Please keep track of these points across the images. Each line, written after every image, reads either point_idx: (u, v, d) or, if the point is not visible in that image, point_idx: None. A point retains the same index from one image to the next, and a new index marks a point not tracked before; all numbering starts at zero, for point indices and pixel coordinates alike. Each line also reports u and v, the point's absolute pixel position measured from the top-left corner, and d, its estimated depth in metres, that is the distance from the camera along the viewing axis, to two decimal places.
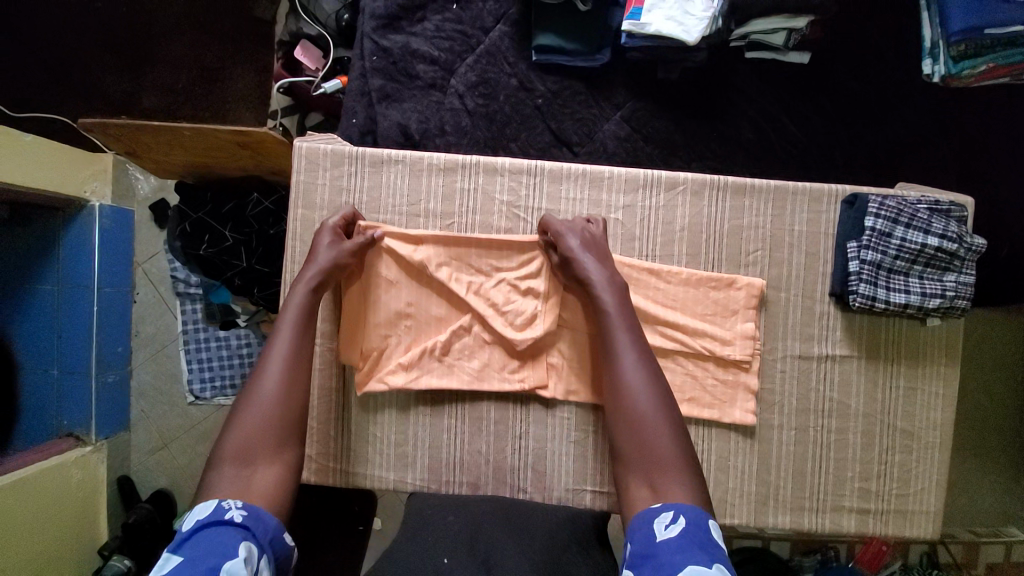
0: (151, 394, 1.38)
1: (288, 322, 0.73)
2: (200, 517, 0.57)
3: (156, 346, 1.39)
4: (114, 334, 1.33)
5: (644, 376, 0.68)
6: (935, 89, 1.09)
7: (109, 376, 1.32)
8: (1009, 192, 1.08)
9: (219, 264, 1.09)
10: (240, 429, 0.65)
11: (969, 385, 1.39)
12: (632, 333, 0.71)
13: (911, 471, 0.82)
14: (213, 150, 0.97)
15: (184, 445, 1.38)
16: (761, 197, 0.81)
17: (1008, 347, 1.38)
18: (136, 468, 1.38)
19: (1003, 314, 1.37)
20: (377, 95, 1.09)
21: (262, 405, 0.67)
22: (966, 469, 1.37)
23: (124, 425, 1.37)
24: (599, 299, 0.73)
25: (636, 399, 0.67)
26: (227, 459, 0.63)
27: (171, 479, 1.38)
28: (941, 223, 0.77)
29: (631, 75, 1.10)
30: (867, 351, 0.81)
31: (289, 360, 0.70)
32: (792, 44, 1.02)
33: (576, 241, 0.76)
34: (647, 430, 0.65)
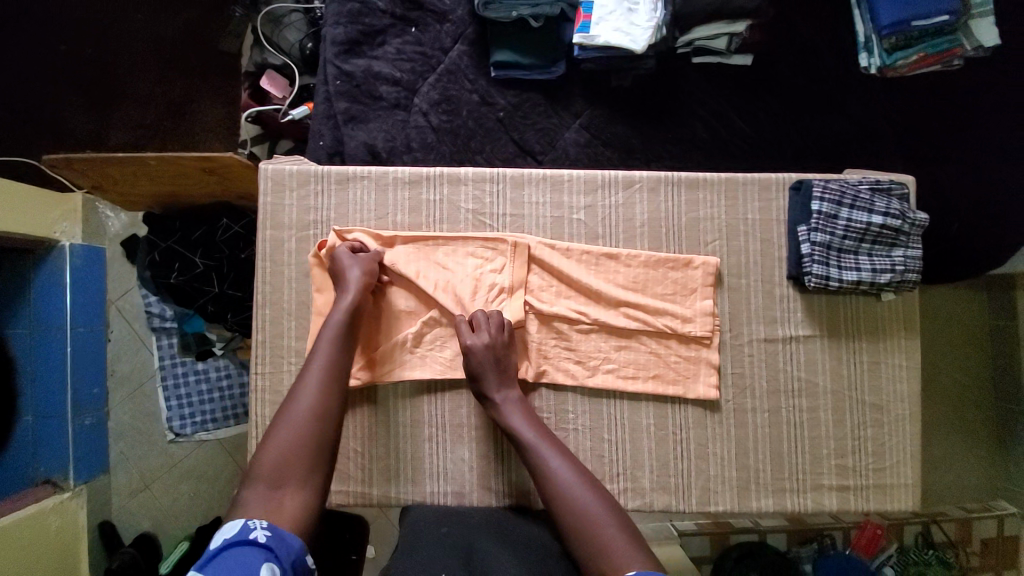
0: (130, 434, 1.35)
1: (323, 345, 0.75)
2: (226, 536, 0.58)
3: (134, 384, 1.36)
4: (90, 375, 1.31)
5: (572, 468, 0.73)
6: (871, 81, 1.16)
7: (87, 418, 1.29)
8: (950, 171, 1.15)
9: (191, 292, 1.07)
10: (273, 449, 0.67)
11: (943, 362, 1.43)
12: (541, 434, 0.76)
13: (884, 445, 0.84)
14: (181, 179, 0.98)
15: (167, 484, 1.34)
16: (714, 189, 0.84)
17: (974, 323, 1.43)
18: (118, 512, 1.33)
19: (963, 291, 1.43)
20: (343, 117, 1.12)
21: (292, 430, 0.69)
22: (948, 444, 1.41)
23: (103, 468, 1.33)
24: (508, 415, 0.77)
25: (569, 495, 0.71)
26: (262, 482, 0.65)
27: (154, 521, 1.34)
28: (883, 202, 0.81)
29: (586, 84, 1.15)
30: (828, 328, 0.84)
31: (320, 380, 0.72)
32: (735, 47, 1.08)
33: (478, 360, 0.77)
34: (590, 521, 0.69)
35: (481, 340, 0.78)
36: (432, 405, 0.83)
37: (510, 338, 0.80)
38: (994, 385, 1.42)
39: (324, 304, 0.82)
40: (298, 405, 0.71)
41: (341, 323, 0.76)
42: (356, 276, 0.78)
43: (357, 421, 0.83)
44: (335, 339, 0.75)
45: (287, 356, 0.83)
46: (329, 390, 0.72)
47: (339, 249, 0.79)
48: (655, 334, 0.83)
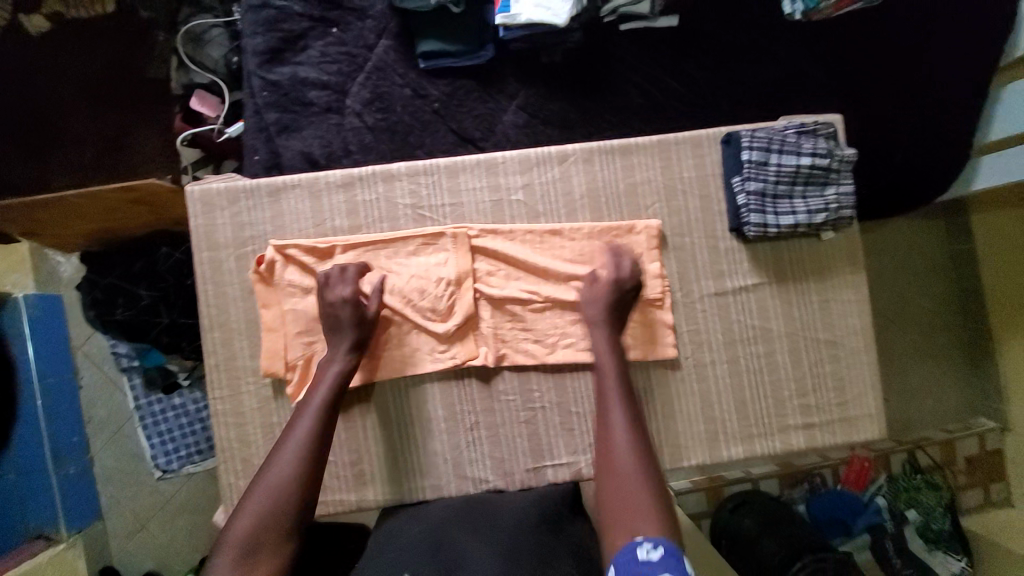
0: (118, 476, 1.33)
1: (310, 408, 0.74)
2: None
3: (113, 428, 1.33)
4: (66, 424, 1.28)
5: (631, 431, 0.73)
6: (798, 25, 1.17)
7: (69, 468, 1.27)
8: (884, 106, 1.17)
9: (141, 326, 1.04)
10: (247, 513, 0.68)
11: (911, 294, 1.45)
12: (620, 387, 0.77)
13: (844, 379, 0.86)
14: (112, 214, 0.96)
15: (162, 522, 1.32)
16: (647, 152, 0.85)
17: (935, 252, 1.45)
18: (117, 555, 1.31)
19: (920, 220, 1.45)
20: (275, 128, 1.09)
21: (262, 495, 0.69)
22: (925, 372, 1.44)
23: (96, 515, 1.30)
24: (602, 360, 0.79)
25: (615, 452, 0.72)
26: (229, 551, 0.66)
27: (157, 559, 1.32)
28: (810, 143, 0.82)
29: (518, 64, 1.14)
30: (775, 274, 0.85)
31: (300, 446, 0.72)
32: (659, 10, 1.09)
33: (595, 306, 0.80)
34: (632, 477, 0.70)
35: (615, 278, 0.81)
36: (398, 406, 0.83)
37: (636, 288, 0.82)
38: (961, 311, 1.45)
39: (272, 319, 0.81)
40: (277, 465, 0.71)
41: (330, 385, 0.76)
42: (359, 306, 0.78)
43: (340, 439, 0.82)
44: (322, 394, 0.75)
45: (243, 378, 0.82)
46: (309, 457, 0.71)
47: (331, 290, 0.79)
48: (608, 301, 0.84)
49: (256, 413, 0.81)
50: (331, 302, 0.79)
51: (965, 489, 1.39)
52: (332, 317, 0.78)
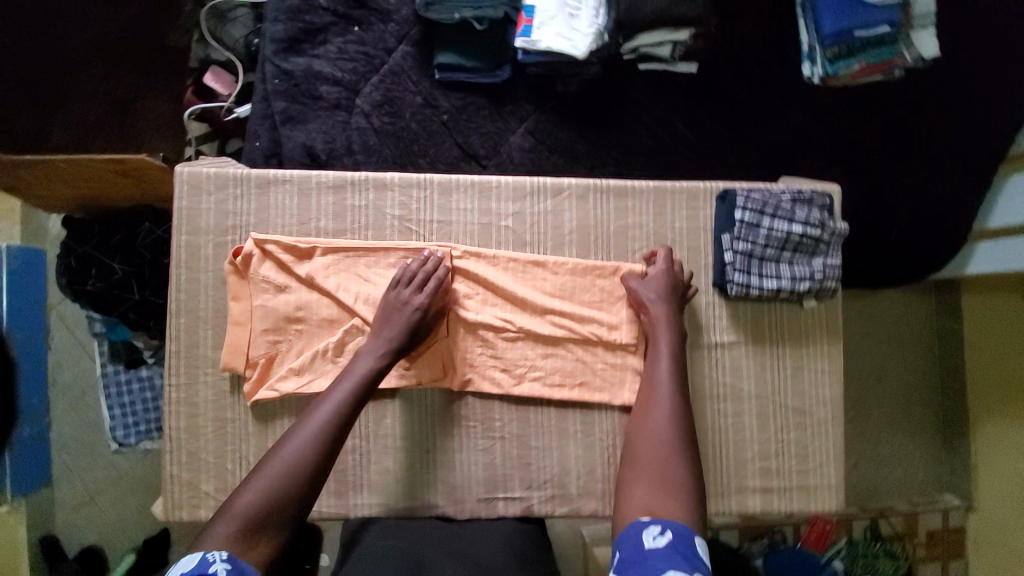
0: (74, 445, 1.29)
1: (343, 386, 0.72)
2: (184, 570, 0.58)
3: (77, 393, 1.30)
4: (29, 383, 1.24)
5: (674, 411, 0.74)
6: (813, 90, 1.18)
7: (25, 430, 1.22)
8: (889, 181, 1.17)
9: (110, 299, 1.02)
10: (258, 487, 0.65)
11: (891, 363, 1.42)
12: (674, 369, 0.77)
13: (808, 448, 0.84)
14: (95, 183, 0.95)
15: (112, 496, 1.28)
16: (643, 198, 0.84)
17: (925, 326, 1.42)
18: (60, 524, 1.28)
19: (916, 292, 1.42)
20: (281, 117, 1.09)
21: (275, 468, 0.66)
22: (898, 442, 1.41)
23: (46, 482, 1.26)
24: (660, 336, 0.78)
25: (651, 424, 0.74)
26: (231, 523, 0.62)
27: (101, 535, 1.28)
28: (803, 212, 0.82)
29: (532, 88, 1.14)
30: (752, 335, 0.85)
31: (321, 424, 0.69)
32: (679, 55, 1.10)
33: (651, 289, 0.80)
34: (665, 467, 0.70)
35: (670, 267, 0.81)
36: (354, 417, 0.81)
37: (687, 284, 0.82)
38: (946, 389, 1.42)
39: (240, 313, 0.80)
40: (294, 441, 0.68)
41: (367, 370, 0.74)
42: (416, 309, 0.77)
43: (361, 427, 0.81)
44: (356, 378, 0.73)
45: (203, 367, 0.80)
46: (330, 446, 0.69)
47: (405, 291, 0.78)
48: (583, 336, 0.83)
49: (210, 405, 0.80)
50: (388, 305, 0.78)
51: (923, 563, 1.35)
52: (396, 317, 0.77)
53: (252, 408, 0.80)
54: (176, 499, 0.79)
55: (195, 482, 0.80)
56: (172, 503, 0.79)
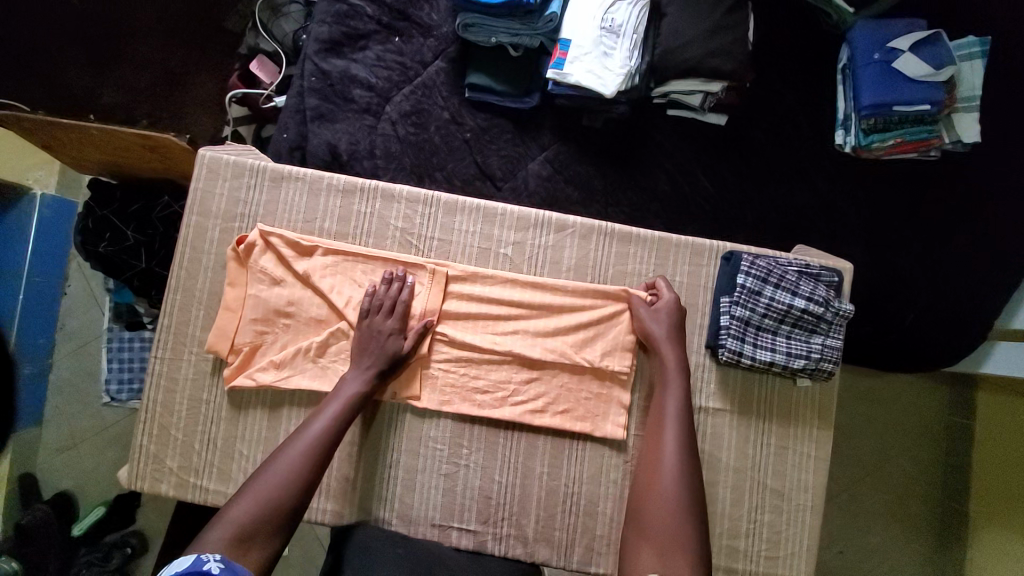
0: (69, 391, 1.29)
1: (343, 393, 0.75)
2: (177, 568, 0.56)
3: (80, 341, 1.30)
4: (38, 324, 1.26)
5: (681, 461, 0.73)
6: (842, 160, 1.15)
7: (25, 367, 1.23)
8: (913, 261, 1.13)
9: (118, 264, 1.06)
10: (253, 496, 0.66)
11: (892, 451, 1.33)
12: (681, 416, 0.75)
13: (780, 532, 0.81)
14: (121, 151, 0.99)
15: (92, 448, 1.27)
16: (645, 247, 0.84)
17: (935, 417, 1.34)
18: (42, 466, 1.26)
19: (929, 380, 1.34)
20: (311, 114, 1.11)
21: (264, 481, 0.67)
22: (890, 536, 1.31)
23: (37, 420, 1.26)
24: (670, 379, 0.77)
25: (657, 471, 0.73)
26: (225, 530, 0.63)
27: (75, 482, 1.26)
28: (808, 287, 0.80)
29: (558, 119, 1.15)
30: (738, 405, 0.82)
31: (314, 439, 0.71)
32: (709, 106, 1.10)
33: (660, 325, 0.79)
34: (670, 523, 0.69)
35: (675, 296, 0.81)
36: None
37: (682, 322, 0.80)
38: (952, 490, 1.31)
39: (233, 300, 0.81)
40: (293, 448, 0.70)
41: (356, 391, 0.75)
42: (386, 335, 0.78)
43: (355, 431, 0.80)
44: (342, 402, 0.74)
45: (189, 345, 0.82)
46: (321, 454, 0.71)
47: (378, 319, 0.79)
48: (565, 373, 0.82)
49: (188, 383, 0.81)
50: (363, 328, 0.79)
51: None
52: (373, 345, 0.78)
53: (227, 394, 0.81)
54: (141, 469, 0.80)
55: (161, 457, 0.81)
56: (135, 473, 0.81)
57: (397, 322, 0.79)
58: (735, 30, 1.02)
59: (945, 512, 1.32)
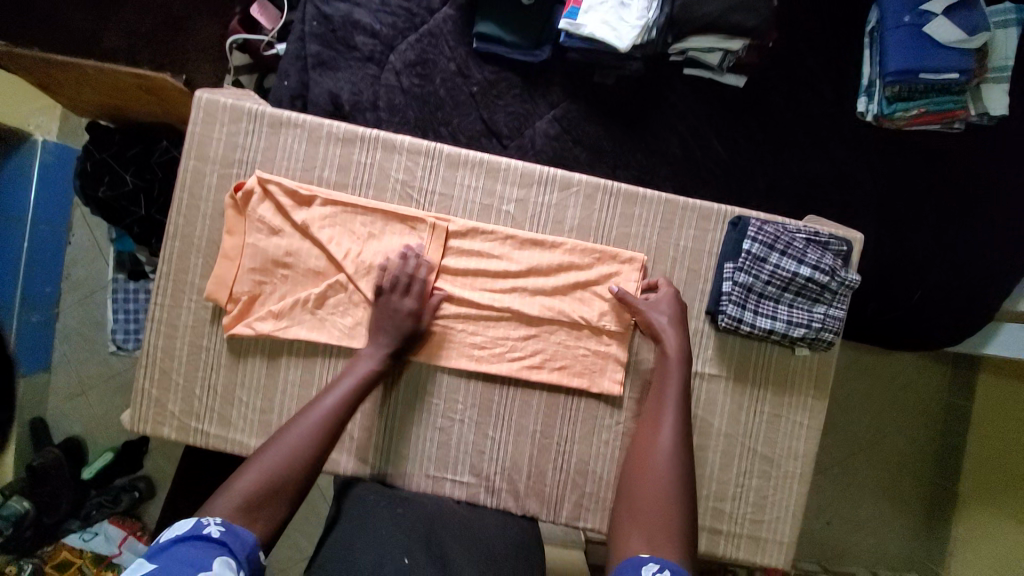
0: (76, 339, 1.31)
1: (356, 371, 0.75)
2: (180, 529, 0.57)
3: (86, 291, 1.32)
4: (45, 273, 1.27)
5: (677, 449, 0.71)
6: (864, 129, 1.10)
7: (33, 315, 1.25)
8: (929, 238, 1.09)
9: (118, 210, 1.06)
10: (260, 467, 0.65)
11: (886, 428, 1.34)
12: (679, 406, 0.74)
13: (766, 498, 0.82)
14: (119, 93, 0.96)
15: (101, 394, 1.30)
16: (651, 209, 0.82)
17: (933, 396, 1.34)
18: (52, 412, 1.30)
19: (931, 359, 1.34)
20: (312, 61, 1.07)
21: (267, 453, 0.67)
22: (874, 510, 1.33)
23: (44, 367, 1.29)
24: (669, 367, 0.76)
25: (652, 457, 0.71)
26: (231, 499, 0.62)
27: (85, 427, 1.30)
28: (816, 255, 0.78)
29: (569, 75, 1.10)
30: (735, 372, 0.82)
31: (328, 410, 0.71)
32: (728, 66, 1.05)
33: (661, 314, 0.79)
34: (662, 506, 0.67)
35: (675, 291, 0.80)
36: (324, 370, 0.82)
37: (684, 314, 0.80)
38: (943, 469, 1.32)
39: (231, 248, 0.80)
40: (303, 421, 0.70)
41: (372, 369, 0.75)
42: (405, 314, 0.77)
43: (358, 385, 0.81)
44: (357, 377, 0.74)
45: (188, 292, 0.82)
46: (332, 432, 0.70)
47: (395, 298, 0.78)
48: (563, 331, 0.82)
49: (188, 330, 0.82)
50: (381, 305, 0.78)
51: None
52: (388, 321, 0.77)
53: (227, 341, 0.82)
54: (144, 413, 0.82)
55: (163, 402, 0.82)
56: (138, 416, 0.82)
57: (416, 301, 0.78)
58: None
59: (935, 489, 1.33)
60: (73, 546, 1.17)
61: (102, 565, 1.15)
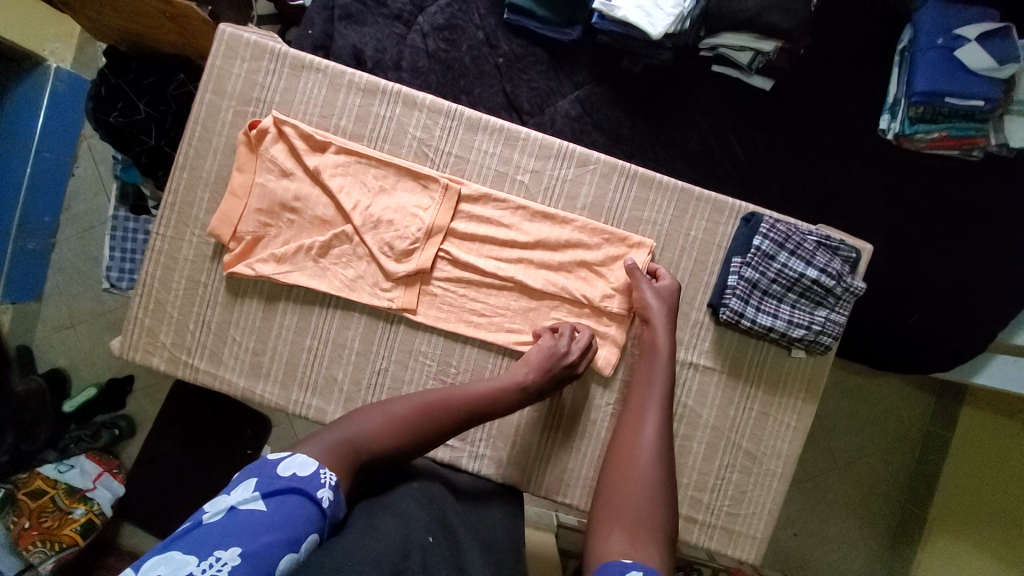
0: (69, 271, 1.29)
1: (504, 380, 0.74)
2: (299, 473, 0.53)
3: (84, 225, 1.29)
4: (46, 202, 1.25)
5: (659, 442, 0.69)
6: (884, 147, 1.10)
7: (30, 242, 1.23)
8: (933, 262, 1.09)
9: (128, 138, 1.04)
10: (387, 416, 0.65)
11: (864, 449, 1.34)
12: (664, 402, 0.73)
13: (744, 494, 0.83)
14: (141, 20, 0.94)
15: (90, 330, 1.29)
16: (666, 195, 0.82)
17: (912, 421, 1.34)
18: (39, 340, 1.28)
19: (915, 385, 1.35)
20: (339, 12, 1.05)
21: (391, 419, 0.65)
22: (843, 527, 1.33)
23: (35, 296, 1.27)
24: (656, 357, 0.76)
25: (635, 455, 0.68)
26: (343, 448, 0.59)
27: (71, 361, 1.28)
28: (824, 258, 0.79)
29: (596, 57, 1.09)
30: (729, 367, 0.82)
31: (471, 395, 0.71)
32: (757, 66, 1.04)
33: (658, 300, 0.78)
34: (646, 503, 0.63)
35: (674, 284, 0.80)
36: (320, 319, 0.81)
37: (674, 296, 0.79)
38: (914, 492, 1.33)
39: (240, 185, 0.79)
40: (444, 393, 0.70)
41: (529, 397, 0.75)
42: (579, 369, 0.77)
43: (356, 334, 0.81)
44: (501, 381, 0.74)
45: (192, 227, 0.81)
46: (455, 423, 0.69)
47: (562, 341, 0.76)
48: (564, 308, 0.82)
49: (188, 264, 0.81)
50: (559, 346, 0.76)
51: None
52: (553, 360, 0.75)
53: (226, 280, 0.81)
54: (134, 340, 0.82)
55: (155, 331, 0.82)
56: (128, 343, 0.82)
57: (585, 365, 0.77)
58: None
59: (907, 514, 1.34)
60: (47, 475, 1.14)
61: (75, 496, 1.14)
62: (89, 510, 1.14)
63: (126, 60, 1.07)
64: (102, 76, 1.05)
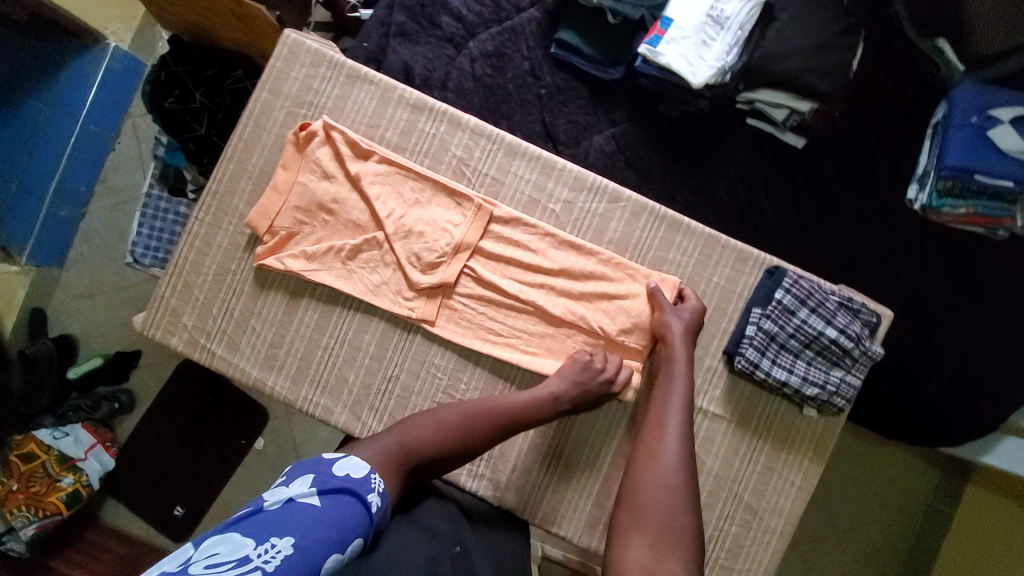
0: (95, 241, 1.32)
1: (524, 394, 0.75)
2: (352, 475, 0.57)
3: (117, 199, 1.33)
4: (84, 171, 1.29)
5: (680, 451, 0.71)
6: (909, 216, 1.11)
7: (63, 209, 1.27)
8: (949, 335, 1.09)
9: (179, 123, 1.08)
10: (410, 429, 0.67)
11: (864, 517, 1.31)
12: (684, 411, 0.74)
13: (742, 547, 0.81)
14: (210, 15, 0.99)
15: (106, 302, 1.30)
16: (693, 239, 0.84)
17: (917, 496, 1.30)
18: (54, 305, 1.30)
19: (923, 458, 1.31)
20: (395, 29, 1.10)
21: (412, 431, 0.67)
22: None
23: (59, 261, 1.30)
24: (674, 372, 0.76)
25: (655, 464, 0.70)
26: (388, 451, 0.64)
27: (84, 329, 1.30)
28: (844, 319, 0.79)
29: (635, 98, 1.12)
30: (738, 418, 0.82)
31: (511, 405, 0.73)
32: (791, 124, 1.06)
33: (678, 321, 0.79)
34: (668, 514, 0.66)
35: (699, 306, 0.81)
36: (340, 319, 0.83)
37: (699, 316, 0.80)
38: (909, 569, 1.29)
39: (283, 181, 0.82)
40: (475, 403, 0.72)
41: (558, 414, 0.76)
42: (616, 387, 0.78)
43: (372, 339, 0.82)
44: (518, 398, 0.74)
45: (230, 216, 0.84)
46: (481, 432, 0.71)
47: (595, 362, 0.77)
48: (581, 337, 0.82)
49: (221, 250, 0.83)
50: (583, 367, 0.76)
51: None
52: (586, 375, 0.76)
53: (255, 271, 0.83)
54: (157, 318, 0.83)
55: (179, 312, 0.83)
56: (150, 321, 0.83)
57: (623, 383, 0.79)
58: (840, 51, 0.99)
59: None
60: (41, 440, 1.13)
61: (66, 465, 1.14)
62: (78, 480, 1.14)
63: (185, 50, 1.12)
64: (163, 62, 1.09)
